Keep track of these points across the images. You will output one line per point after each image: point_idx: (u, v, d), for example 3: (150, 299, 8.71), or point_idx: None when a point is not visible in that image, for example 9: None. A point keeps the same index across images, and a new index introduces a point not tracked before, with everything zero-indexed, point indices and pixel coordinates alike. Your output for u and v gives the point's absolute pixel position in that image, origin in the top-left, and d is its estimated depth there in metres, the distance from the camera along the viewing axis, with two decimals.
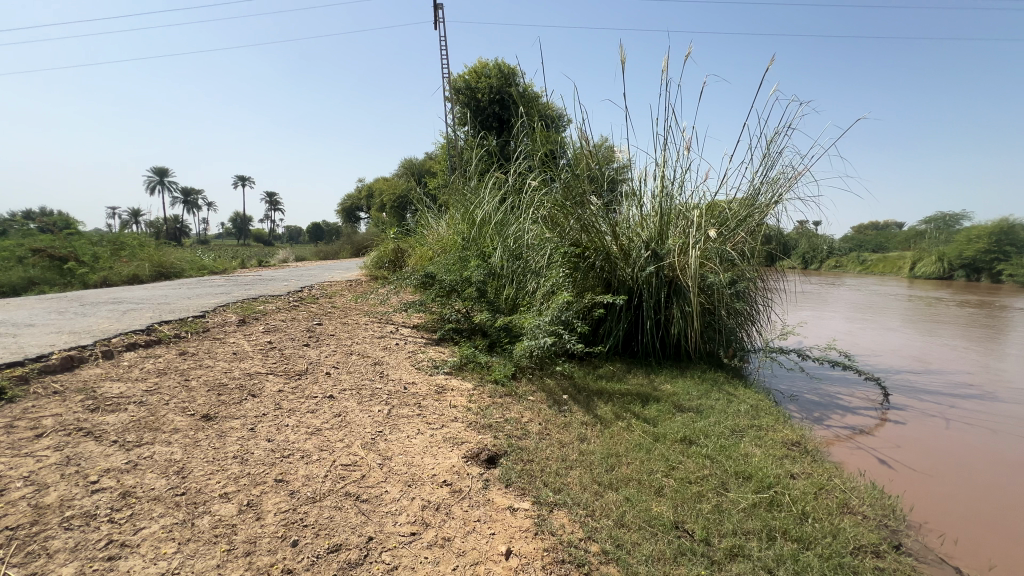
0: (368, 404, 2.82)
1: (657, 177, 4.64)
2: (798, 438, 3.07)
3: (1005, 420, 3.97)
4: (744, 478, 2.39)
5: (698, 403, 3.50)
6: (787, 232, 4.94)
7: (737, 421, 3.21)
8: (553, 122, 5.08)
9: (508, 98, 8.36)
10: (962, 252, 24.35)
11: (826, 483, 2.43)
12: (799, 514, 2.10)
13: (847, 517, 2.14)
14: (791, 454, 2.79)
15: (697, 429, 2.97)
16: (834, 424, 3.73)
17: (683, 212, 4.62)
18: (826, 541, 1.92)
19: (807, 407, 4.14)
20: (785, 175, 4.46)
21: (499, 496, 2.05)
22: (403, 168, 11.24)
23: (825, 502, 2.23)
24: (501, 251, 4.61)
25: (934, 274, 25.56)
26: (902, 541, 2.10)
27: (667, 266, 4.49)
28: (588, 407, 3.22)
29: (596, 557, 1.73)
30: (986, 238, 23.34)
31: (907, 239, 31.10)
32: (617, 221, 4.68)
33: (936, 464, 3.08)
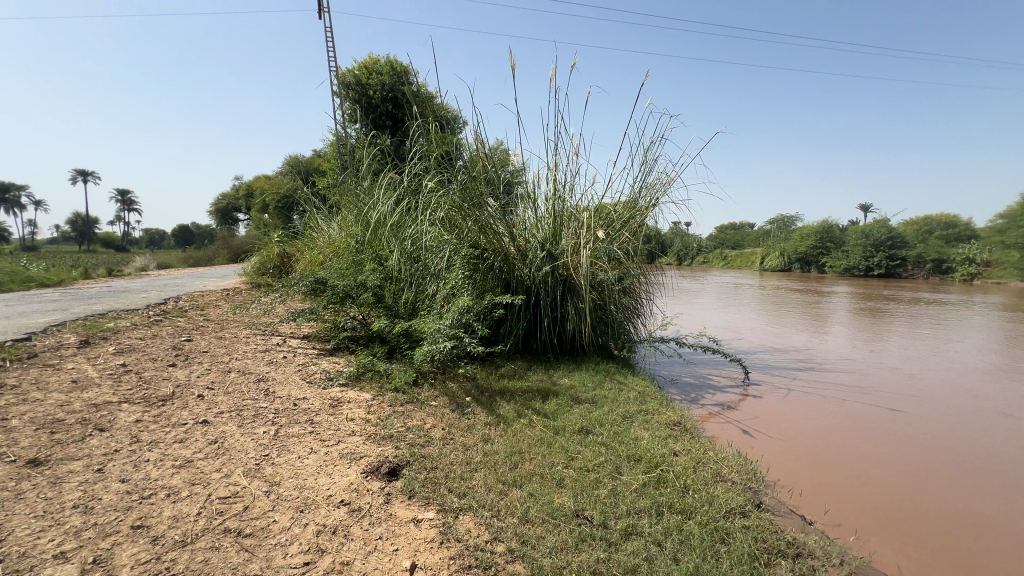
0: (252, 426, 2.55)
1: (550, 180, 4.85)
2: (679, 418, 3.41)
3: (832, 386, 4.80)
4: (636, 461, 2.59)
5: (593, 394, 3.72)
6: (664, 232, 5.46)
7: (628, 408, 3.47)
8: (448, 123, 5.05)
9: (401, 96, 8.13)
10: (798, 248, 29.04)
11: (702, 456, 2.73)
12: (682, 487, 2.33)
13: (720, 485, 2.42)
14: (673, 434, 3.08)
15: (593, 419, 3.15)
16: (707, 403, 4.21)
17: (574, 214, 4.88)
18: (704, 509, 2.15)
19: (685, 389, 4.61)
20: (661, 180, 4.93)
21: (402, 509, 1.97)
22: (288, 165, 10.37)
23: (702, 474, 2.50)
24: (398, 254, 4.46)
25: (778, 267, 30.10)
26: (762, 499, 2.42)
27: (562, 266, 4.71)
28: (491, 407, 3.25)
29: (502, 557, 1.74)
30: (814, 237, 28.10)
31: (757, 238, 36.22)
32: (514, 222, 4.80)
33: (784, 430, 3.61)
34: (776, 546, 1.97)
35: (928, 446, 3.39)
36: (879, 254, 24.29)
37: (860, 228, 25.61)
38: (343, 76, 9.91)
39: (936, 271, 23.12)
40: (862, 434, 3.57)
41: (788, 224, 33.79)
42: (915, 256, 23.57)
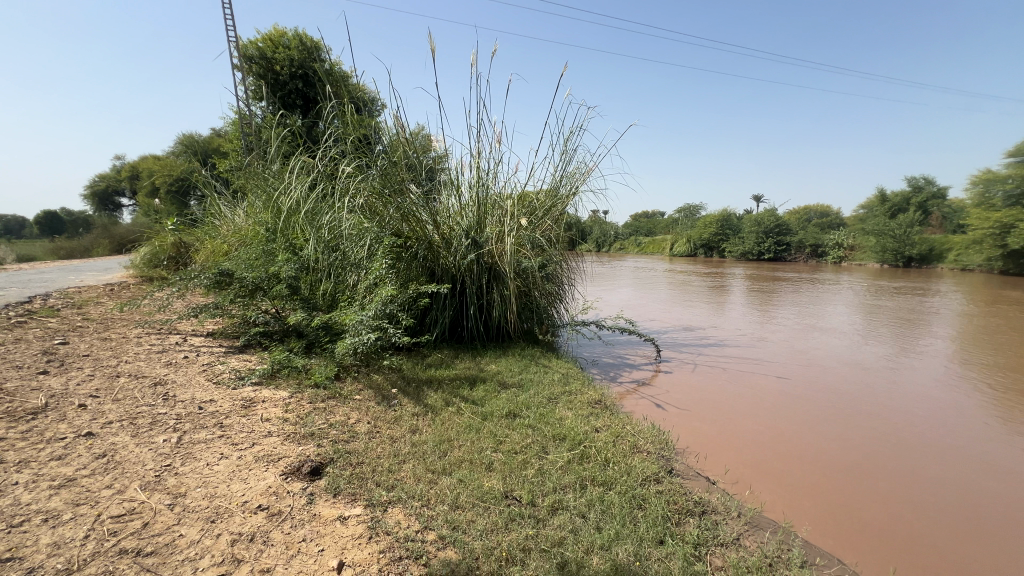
0: (150, 435, 2.30)
1: (473, 167, 4.82)
2: (600, 396, 3.60)
3: (731, 360, 5.34)
4: (560, 439, 2.71)
5: (520, 379, 3.81)
6: (585, 220, 5.67)
7: (552, 389, 3.61)
8: (365, 104, 4.81)
9: (312, 73, 7.59)
10: (702, 235, 31.58)
11: (621, 431, 2.92)
12: (603, 461, 2.48)
13: (636, 456, 2.61)
14: (594, 411, 3.26)
15: (520, 403, 3.23)
16: (624, 380, 4.49)
17: (498, 202, 4.91)
18: (623, 479, 2.31)
19: (605, 368, 4.88)
20: (580, 169, 5.09)
21: (326, 508, 1.90)
22: (181, 144, 9.32)
23: (620, 447, 2.68)
24: (314, 242, 4.21)
25: (685, 253, 32.55)
26: (674, 465, 2.65)
27: (486, 253, 4.73)
28: (418, 398, 3.21)
29: (433, 545, 1.75)
30: (715, 225, 30.72)
31: (667, 226, 38.85)
32: (439, 210, 4.73)
33: (692, 401, 3.97)
34: (685, 506, 2.18)
35: (807, 406, 3.90)
36: (768, 240, 27.18)
37: (753, 216, 28.41)
38: (244, 47, 9.02)
39: (813, 255, 26.37)
40: (755, 400, 4.03)
41: (693, 212, 36.53)
42: (797, 242, 26.67)
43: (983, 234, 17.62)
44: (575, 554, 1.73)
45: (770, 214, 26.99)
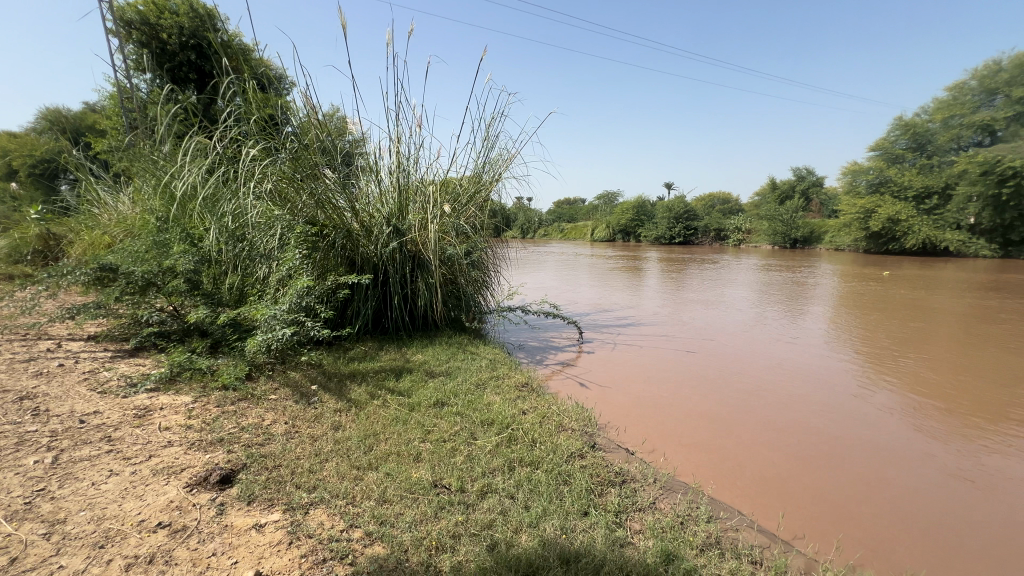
0: (17, 457, 1.99)
1: (393, 152, 4.65)
2: (526, 379, 3.69)
3: (647, 338, 5.71)
4: (488, 424, 2.74)
5: (447, 367, 3.79)
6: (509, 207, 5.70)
7: (480, 376, 3.63)
8: (271, 82, 4.43)
9: (205, 44, 6.86)
10: (620, 221, 33.19)
11: (547, 411, 3.02)
12: (530, 442, 2.55)
13: (561, 434, 2.71)
14: (521, 394, 3.33)
15: (448, 391, 3.22)
16: (550, 363, 4.64)
17: (420, 188, 4.79)
18: (549, 457, 2.39)
19: (531, 352, 5.00)
20: (502, 156, 5.11)
21: (240, 517, 1.78)
22: (43, 120, 8.03)
23: (546, 427, 2.77)
24: (216, 232, 3.83)
25: (605, 238, 34.04)
26: (596, 440, 2.79)
27: (409, 241, 4.62)
28: (341, 393, 3.08)
29: (360, 542, 1.70)
30: (631, 211, 32.39)
31: (588, 212, 40.34)
32: (356, 196, 4.51)
33: (611, 378, 4.20)
34: (607, 477, 2.31)
35: (711, 377, 4.28)
36: (679, 225, 29.23)
37: (665, 203, 30.31)
38: (121, 8, 7.89)
39: (717, 238, 28.76)
40: (667, 374, 4.34)
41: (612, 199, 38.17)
42: (703, 227, 28.93)
43: (851, 218, 20.25)
44: (504, 534, 1.77)
45: (680, 201, 29.00)
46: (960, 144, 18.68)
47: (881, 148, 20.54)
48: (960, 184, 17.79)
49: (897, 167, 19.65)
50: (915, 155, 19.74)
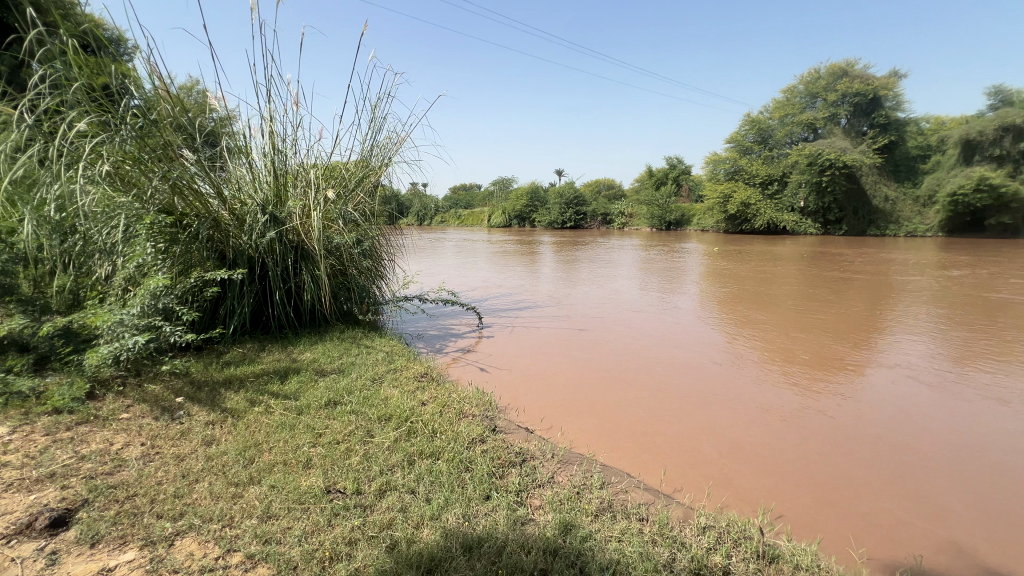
0: None
1: (266, 132, 4.18)
2: (426, 369, 3.61)
3: (543, 319, 5.94)
4: (386, 420, 2.64)
5: (340, 364, 3.56)
6: (402, 193, 5.46)
7: (376, 370, 3.47)
8: (102, 43, 3.70)
9: None
10: (515, 207, 33.91)
11: (447, 400, 2.99)
12: (430, 433, 2.50)
13: (462, 421, 2.71)
14: (421, 385, 3.26)
15: (341, 389, 3.03)
16: (450, 350, 4.60)
17: (300, 173, 4.39)
18: (451, 446, 2.37)
19: (430, 341, 4.91)
20: (391, 140, 4.86)
21: (82, 564, 1.50)
22: None
23: (447, 416, 2.74)
24: (34, 224, 3.14)
25: (501, 224, 34.61)
26: (497, 424, 2.83)
27: (290, 231, 4.23)
28: (214, 402, 2.74)
29: (240, 567, 1.53)
30: (525, 197, 33.23)
31: (484, 198, 40.56)
32: (223, 181, 3.99)
33: (510, 361, 4.30)
34: (507, 459, 2.35)
35: (599, 352, 4.59)
36: (569, 210, 30.69)
37: (556, 189, 31.58)
38: None
39: (604, 222, 30.77)
40: (561, 353, 4.55)
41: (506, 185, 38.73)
42: (591, 211, 30.71)
43: (713, 202, 22.93)
44: (405, 532, 1.72)
45: (569, 187, 30.31)
46: (792, 138, 21.99)
47: (735, 142, 23.21)
48: (793, 173, 21.02)
49: (747, 158, 22.53)
50: (760, 147, 22.79)
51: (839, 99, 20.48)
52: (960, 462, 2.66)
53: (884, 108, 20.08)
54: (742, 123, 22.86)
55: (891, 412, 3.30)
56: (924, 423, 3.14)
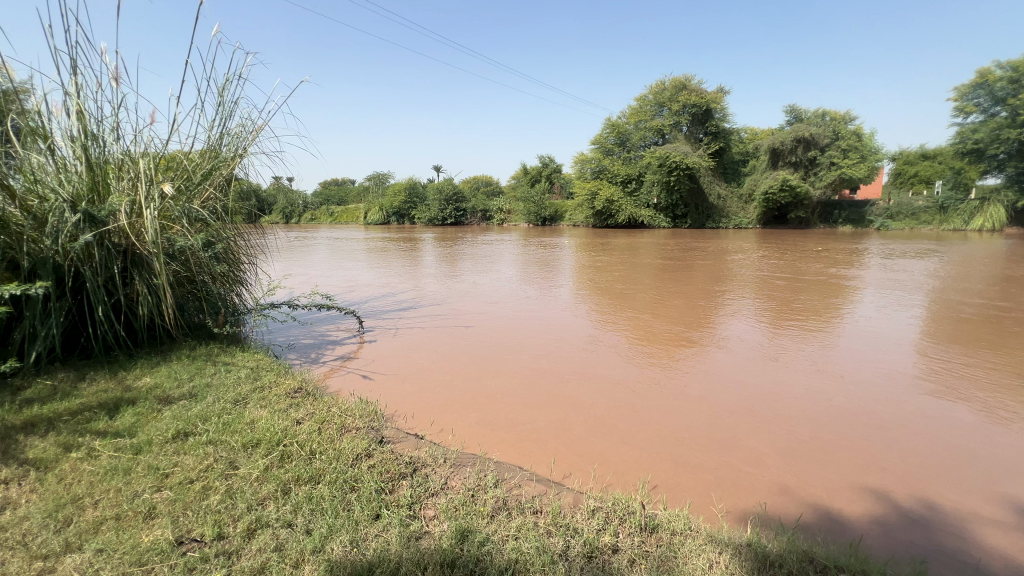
0: None
1: (73, 112, 3.38)
2: (300, 383, 3.27)
3: (428, 319, 5.80)
4: (253, 446, 2.32)
5: (190, 387, 3.05)
6: (262, 188, 4.86)
7: (238, 390, 3.04)
8: None
9: None
10: (393, 203, 32.69)
11: (327, 415, 2.74)
12: (308, 455, 2.26)
13: (346, 437, 2.50)
14: (295, 402, 2.94)
15: (193, 417, 2.59)
16: (327, 360, 4.23)
17: (125, 163, 3.64)
18: (333, 467, 2.16)
19: (303, 351, 4.47)
20: (245, 128, 4.29)
21: None
22: None
23: (327, 433, 2.51)
24: None
25: (378, 221, 33.13)
26: (384, 434, 2.67)
27: (113, 233, 3.49)
28: (10, 454, 2.15)
29: None
30: (403, 193, 32.19)
31: (359, 193, 38.38)
32: (10, 171, 3.13)
33: (395, 365, 4.11)
34: (397, 471, 2.22)
35: (486, 348, 4.62)
36: (449, 206, 30.53)
37: (434, 185, 31.13)
38: None
39: (483, 218, 31.23)
40: (449, 352, 4.48)
41: (383, 180, 37.05)
42: (471, 208, 30.91)
43: (583, 199, 24.64)
44: None
45: (448, 183, 30.07)
46: (646, 142, 24.54)
47: (599, 143, 25.13)
48: (647, 174, 23.49)
49: (609, 158, 24.57)
50: (620, 149, 25.03)
51: (680, 109, 23.32)
52: (785, 415, 3.18)
53: (714, 119, 23.39)
54: (603, 126, 24.81)
55: (735, 379, 3.84)
56: (758, 385, 3.71)
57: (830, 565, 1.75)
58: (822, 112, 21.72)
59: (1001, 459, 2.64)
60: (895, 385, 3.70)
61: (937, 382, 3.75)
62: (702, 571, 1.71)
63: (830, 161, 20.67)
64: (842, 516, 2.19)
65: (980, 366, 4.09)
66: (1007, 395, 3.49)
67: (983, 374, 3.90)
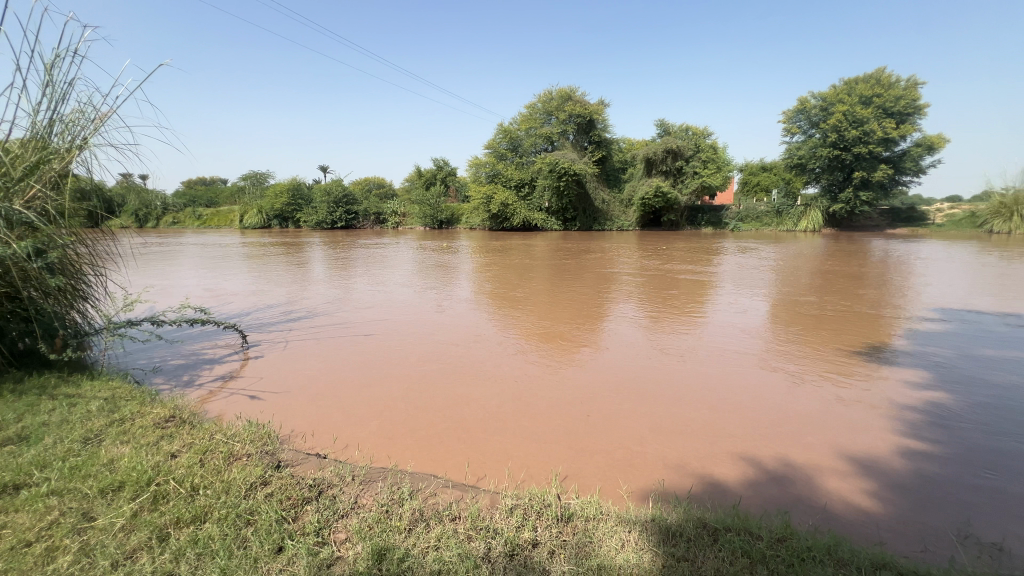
0: None
1: None
2: (172, 411, 2.86)
3: (323, 329, 5.41)
4: (116, 490, 2.02)
5: (21, 428, 2.50)
6: (109, 186, 4.13)
7: (89, 426, 2.56)
8: None
9: None
10: (273, 205, 29.94)
11: (209, 444, 2.46)
12: (189, 491, 2.04)
13: (234, 466, 2.29)
14: (167, 433, 2.56)
15: (28, 465, 2.13)
16: (204, 381, 3.74)
17: None
18: (221, 501, 1.99)
19: (173, 374, 3.90)
20: (84, 114, 3.60)
21: None
22: None
23: (211, 464, 2.28)
24: None
25: (257, 225, 30.18)
26: (281, 458, 2.45)
27: None
28: None
29: None
30: (285, 195, 29.65)
31: (232, 194, 34.55)
32: None
33: (288, 381, 3.77)
34: (300, 496, 2.08)
35: (390, 356, 4.44)
36: (339, 209, 28.84)
37: (321, 186, 29.15)
38: None
39: (377, 222, 30.03)
40: (349, 363, 4.23)
41: (261, 180, 33.79)
42: (363, 211, 29.52)
43: (479, 203, 24.87)
44: None
45: (337, 184, 28.38)
46: (536, 149, 25.52)
47: (492, 147, 25.50)
48: (539, 178, 24.43)
49: (503, 163, 25.10)
50: (512, 154, 25.71)
51: (567, 118, 24.53)
52: (675, 399, 3.52)
53: (597, 129, 25.09)
54: (496, 131, 25.26)
55: (629, 369, 4.16)
56: (649, 373, 4.06)
57: (719, 527, 1.98)
58: (685, 126, 24.43)
59: (834, 417, 3.21)
60: (754, 363, 4.31)
61: (784, 359, 4.45)
62: (616, 551, 1.84)
63: (693, 171, 23.34)
64: (724, 482, 2.49)
65: (813, 343, 4.93)
66: (833, 365, 4.26)
67: (816, 350, 4.70)
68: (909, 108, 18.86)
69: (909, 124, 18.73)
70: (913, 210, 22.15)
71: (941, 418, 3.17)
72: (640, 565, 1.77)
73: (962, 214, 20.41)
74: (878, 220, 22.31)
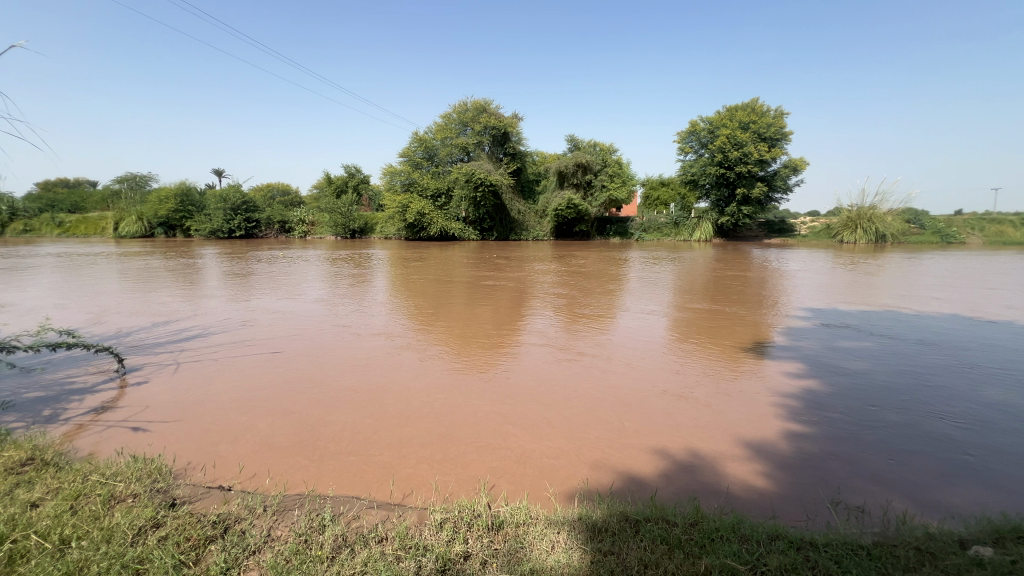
0: None
1: None
2: (30, 452, 2.43)
3: (223, 347, 4.93)
4: None
5: None
6: None
7: None
8: None
9: None
10: (158, 211, 26.83)
11: (83, 487, 2.13)
12: (59, 545, 1.76)
13: (118, 509, 2.01)
14: (23, 479, 2.18)
15: None
16: (70, 414, 3.21)
17: None
18: (102, 552, 1.74)
19: (30, 408, 3.31)
20: None
21: None
22: None
23: (87, 510, 1.97)
24: None
25: (138, 233, 26.97)
26: (175, 496, 2.19)
27: None
28: None
29: None
30: (172, 200, 26.71)
31: (102, 197, 30.20)
32: None
33: (181, 407, 3.37)
34: (201, 535, 1.89)
35: (304, 373, 4.15)
36: (237, 216, 26.42)
37: (216, 191, 26.64)
38: None
39: (282, 230, 28.08)
40: (256, 383, 3.88)
41: (141, 182, 29.93)
42: (265, 219, 27.38)
43: (394, 212, 24.21)
44: None
45: (234, 190, 25.99)
46: (452, 158, 25.39)
47: (407, 156, 24.96)
48: (456, 189, 24.41)
49: (418, 172, 24.64)
50: (428, 163, 25.24)
51: (482, 130, 24.66)
52: (593, 401, 3.68)
53: (512, 141, 25.60)
54: (410, 139, 24.66)
55: (551, 374, 4.29)
56: (568, 377, 4.22)
57: (639, 518, 2.10)
58: (594, 142, 25.76)
59: (731, 409, 3.56)
60: (662, 364, 4.64)
61: (687, 358, 4.85)
62: (546, 553, 1.88)
63: (602, 185, 24.62)
64: (641, 475, 2.65)
65: (711, 343, 5.44)
66: (728, 362, 4.72)
67: (714, 348, 5.20)
68: (778, 134, 21.52)
69: (778, 148, 21.35)
70: (784, 222, 25.39)
71: (815, 403, 3.65)
72: (570, 563, 1.82)
73: (820, 226, 23.85)
74: (757, 231, 25.27)
